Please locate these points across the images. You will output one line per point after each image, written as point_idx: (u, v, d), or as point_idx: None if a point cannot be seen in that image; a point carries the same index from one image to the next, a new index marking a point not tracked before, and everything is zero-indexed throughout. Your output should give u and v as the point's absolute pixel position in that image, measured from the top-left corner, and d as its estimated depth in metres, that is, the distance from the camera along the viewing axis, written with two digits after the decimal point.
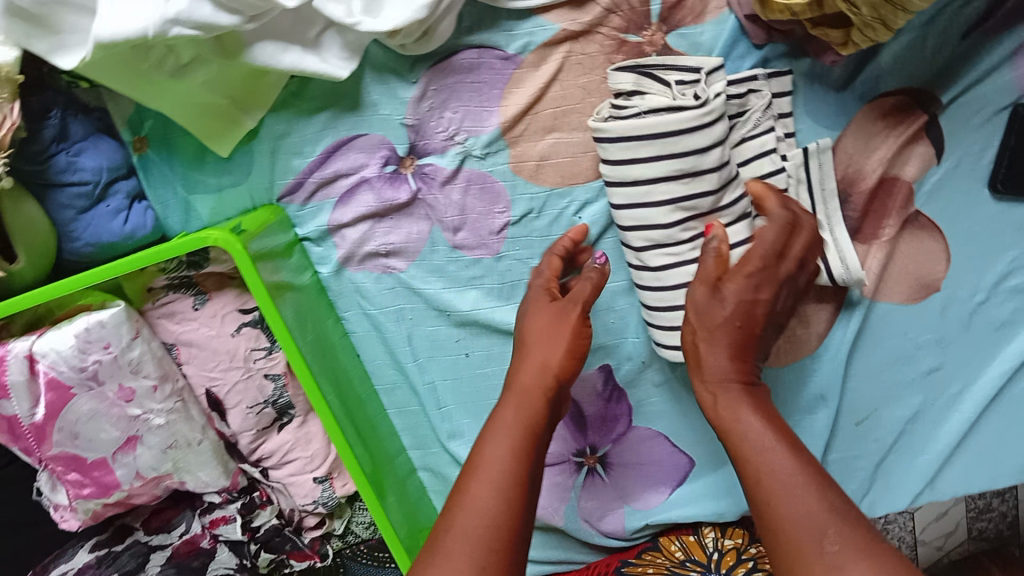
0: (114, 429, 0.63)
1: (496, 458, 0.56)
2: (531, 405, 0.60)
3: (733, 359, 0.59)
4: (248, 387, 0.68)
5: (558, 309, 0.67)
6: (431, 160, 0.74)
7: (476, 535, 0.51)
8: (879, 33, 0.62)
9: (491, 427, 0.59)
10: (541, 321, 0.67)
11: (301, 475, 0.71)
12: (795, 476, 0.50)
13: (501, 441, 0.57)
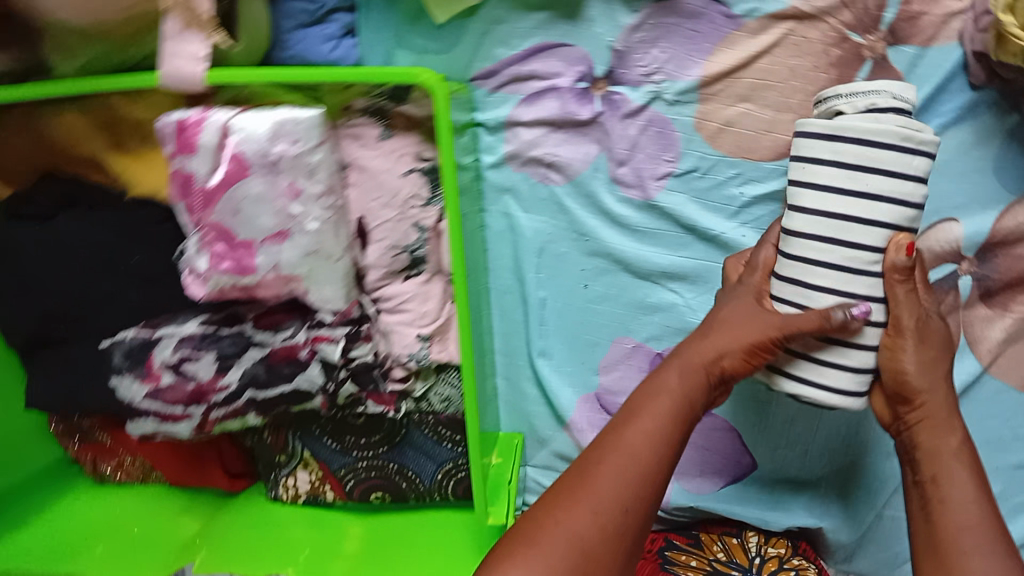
0: (272, 219, 0.68)
1: (639, 444, 0.57)
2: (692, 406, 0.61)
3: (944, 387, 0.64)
4: (397, 228, 0.71)
5: (758, 317, 0.62)
6: (622, 90, 0.76)
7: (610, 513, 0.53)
8: None
9: (642, 405, 0.60)
10: (742, 324, 0.62)
11: (407, 326, 0.75)
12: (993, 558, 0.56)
13: (649, 424, 0.58)
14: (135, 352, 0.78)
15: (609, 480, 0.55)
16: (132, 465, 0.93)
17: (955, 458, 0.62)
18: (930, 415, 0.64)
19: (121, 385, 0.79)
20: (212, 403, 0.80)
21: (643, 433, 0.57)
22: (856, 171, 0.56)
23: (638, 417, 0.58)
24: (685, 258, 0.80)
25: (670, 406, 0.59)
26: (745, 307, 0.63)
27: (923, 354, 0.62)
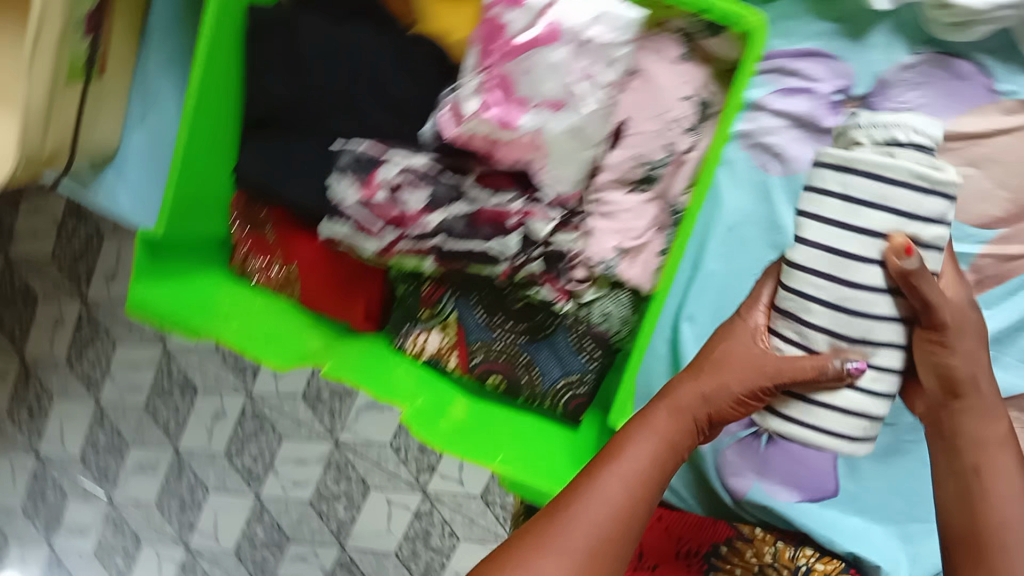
0: (557, 86, 0.75)
1: (614, 492, 0.63)
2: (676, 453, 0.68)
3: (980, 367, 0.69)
4: (653, 141, 0.77)
5: (743, 365, 0.69)
6: (871, 115, 0.83)
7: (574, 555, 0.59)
8: None
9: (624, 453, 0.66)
10: (734, 368, 0.70)
11: (610, 233, 0.81)
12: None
13: (627, 472, 0.64)
14: (360, 162, 0.84)
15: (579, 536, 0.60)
16: (276, 275, 0.98)
17: (995, 452, 0.68)
18: (975, 406, 0.69)
19: (338, 184, 0.84)
20: (406, 234, 0.85)
21: (619, 480, 0.63)
22: (859, 206, 0.63)
23: (615, 466, 0.65)
24: None
25: (648, 456, 0.66)
26: (740, 351, 0.71)
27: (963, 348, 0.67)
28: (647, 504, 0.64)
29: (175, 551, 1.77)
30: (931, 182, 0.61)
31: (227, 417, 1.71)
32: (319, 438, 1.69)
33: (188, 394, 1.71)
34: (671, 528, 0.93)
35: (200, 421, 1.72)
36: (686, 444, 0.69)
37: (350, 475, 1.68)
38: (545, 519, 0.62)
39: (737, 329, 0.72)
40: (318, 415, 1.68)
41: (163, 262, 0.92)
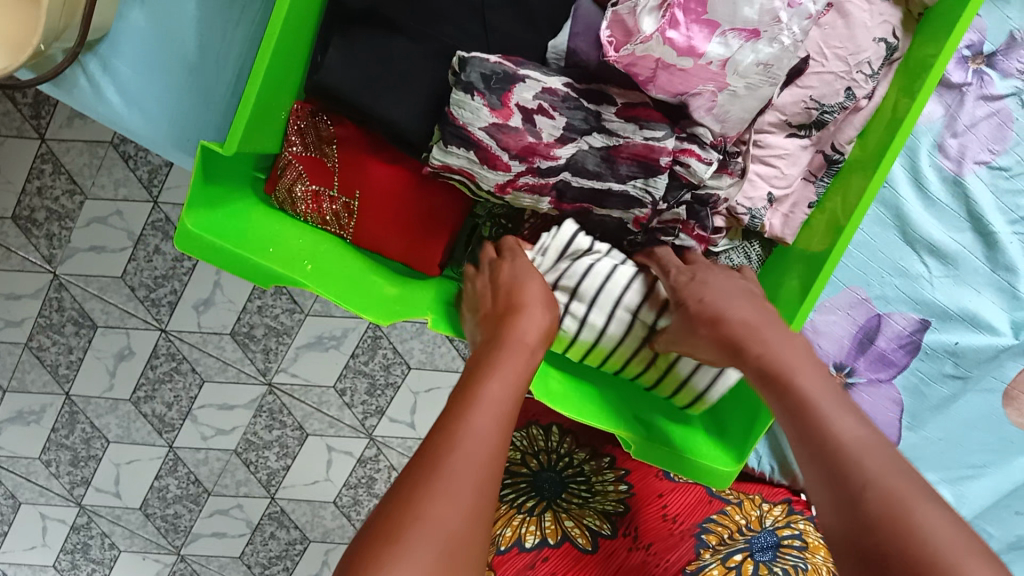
0: (757, 12, 0.66)
1: (526, 337, 0.66)
2: (554, 309, 0.72)
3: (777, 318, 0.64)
4: (832, 84, 0.72)
5: (736, 303, 0.65)
6: (993, 73, 0.86)
7: (520, 358, 0.64)
8: None
9: (526, 283, 0.71)
10: (714, 295, 0.66)
11: (762, 180, 0.76)
12: (893, 455, 0.50)
13: (536, 299, 0.70)
14: (490, 79, 0.70)
15: (508, 360, 0.63)
16: (329, 207, 0.81)
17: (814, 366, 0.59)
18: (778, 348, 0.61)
19: (466, 105, 0.70)
20: (535, 167, 0.74)
21: (530, 329, 0.67)
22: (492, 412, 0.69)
23: (529, 312, 0.69)
24: (953, 240, 0.89)
25: (540, 290, 0.72)
26: (532, 282, 0.72)
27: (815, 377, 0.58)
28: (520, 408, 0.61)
29: (67, 511, 1.34)
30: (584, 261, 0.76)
31: (136, 356, 1.28)
32: (249, 381, 1.28)
33: (84, 331, 1.27)
34: (663, 496, 0.88)
35: (99, 363, 1.28)
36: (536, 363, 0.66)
37: (286, 421, 1.28)
38: (444, 433, 0.54)
39: (511, 260, 0.75)
40: (248, 356, 1.27)
41: (217, 182, 0.72)
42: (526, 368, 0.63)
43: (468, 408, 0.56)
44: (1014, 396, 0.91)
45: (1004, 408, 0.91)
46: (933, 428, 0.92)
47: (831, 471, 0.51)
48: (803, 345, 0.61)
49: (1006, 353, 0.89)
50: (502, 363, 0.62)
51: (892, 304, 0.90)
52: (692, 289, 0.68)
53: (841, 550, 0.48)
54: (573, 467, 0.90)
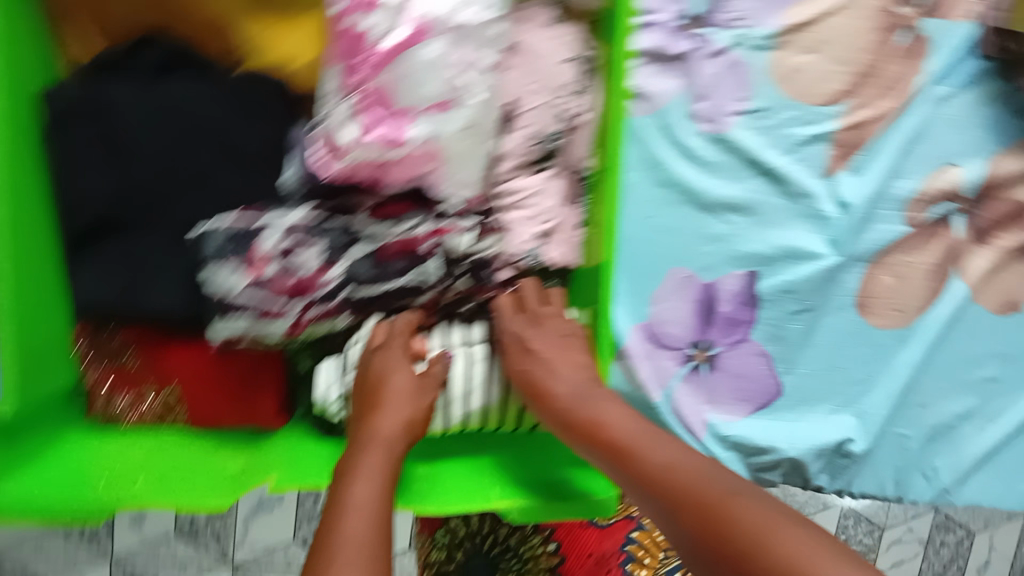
0: (438, 86, 0.68)
1: (385, 431, 0.70)
2: (424, 398, 0.75)
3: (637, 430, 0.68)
4: (544, 115, 0.74)
5: (563, 377, 0.74)
6: (711, 32, 0.86)
7: (379, 457, 0.68)
8: None
9: (389, 380, 0.74)
10: (535, 374, 0.74)
11: (527, 222, 0.77)
12: (694, 462, 0.64)
13: (402, 394, 0.73)
14: (233, 240, 0.72)
15: (371, 456, 0.68)
16: (151, 407, 0.81)
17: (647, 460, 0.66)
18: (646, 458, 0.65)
19: (216, 276, 0.71)
20: (313, 299, 0.74)
21: (390, 424, 0.71)
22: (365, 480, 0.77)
23: (385, 407, 0.72)
24: (745, 191, 0.90)
25: (410, 383, 0.74)
26: (399, 374, 0.74)
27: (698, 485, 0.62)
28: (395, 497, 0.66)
29: None
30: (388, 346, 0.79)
31: None
32: None
33: None
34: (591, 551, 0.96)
35: None
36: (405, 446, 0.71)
37: None
38: (321, 545, 0.60)
39: (371, 358, 0.76)
40: (202, 548, 1.12)
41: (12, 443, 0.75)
42: (385, 463, 0.68)
43: (340, 514, 0.62)
44: (866, 304, 0.95)
45: (863, 317, 0.95)
46: (807, 363, 0.96)
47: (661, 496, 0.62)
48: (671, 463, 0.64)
49: (838, 269, 0.92)
50: (367, 459, 0.68)
51: (719, 269, 0.93)
52: (518, 365, 0.75)
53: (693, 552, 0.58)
54: (498, 544, 0.94)
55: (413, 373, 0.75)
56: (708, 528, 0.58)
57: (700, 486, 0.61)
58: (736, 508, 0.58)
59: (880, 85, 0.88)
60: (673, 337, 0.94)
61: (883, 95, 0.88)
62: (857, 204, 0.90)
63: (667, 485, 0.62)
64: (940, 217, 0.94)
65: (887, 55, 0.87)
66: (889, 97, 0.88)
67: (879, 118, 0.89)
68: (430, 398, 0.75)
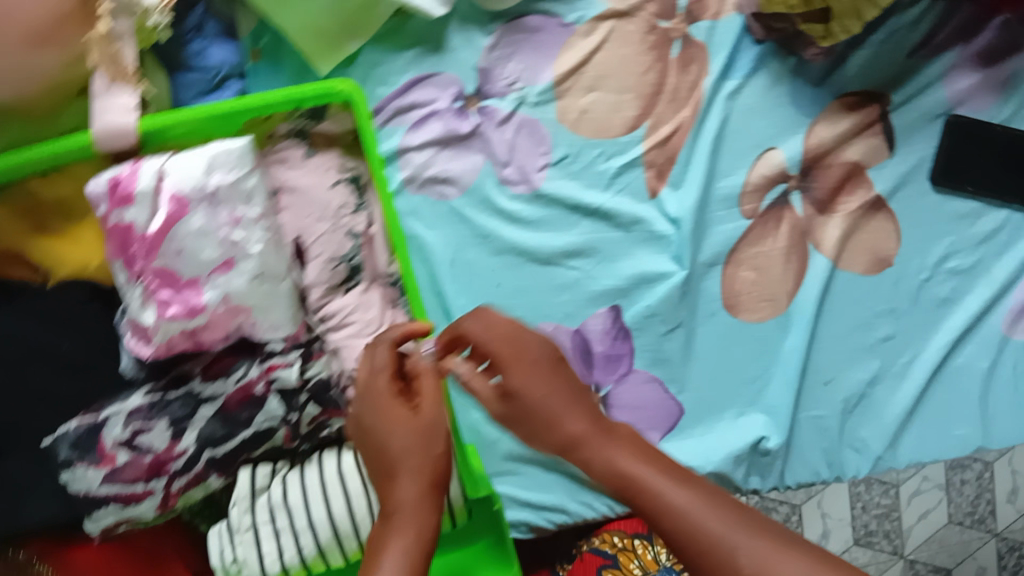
0: (215, 250, 0.72)
1: (410, 497, 0.62)
2: (437, 439, 0.65)
3: (590, 422, 0.65)
4: (332, 240, 0.77)
5: (577, 416, 0.66)
6: (492, 102, 0.89)
7: (409, 536, 0.60)
8: (851, 21, 0.83)
9: (379, 430, 0.65)
10: (552, 402, 0.66)
11: (356, 339, 0.80)
12: (717, 506, 0.56)
13: (408, 449, 0.64)
14: (80, 442, 0.76)
15: (396, 535, 0.59)
16: None
17: (621, 458, 0.62)
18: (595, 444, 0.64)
19: (73, 479, 0.75)
20: (173, 473, 0.78)
21: (413, 494, 0.62)
22: None
23: (401, 474, 0.63)
24: (579, 235, 0.93)
25: (413, 430, 0.65)
26: (399, 429, 0.65)
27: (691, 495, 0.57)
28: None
29: None
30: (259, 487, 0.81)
31: None
32: None
33: None
34: None
35: None
36: (439, 507, 0.63)
37: None
38: None
39: (362, 410, 0.67)
40: None
41: None
42: (417, 542, 0.59)
43: None
44: (734, 304, 0.96)
45: (736, 316, 0.96)
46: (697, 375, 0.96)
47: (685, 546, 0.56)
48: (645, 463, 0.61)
49: (693, 281, 0.94)
50: (388, 565, 0.58)
51: (581, 313, 0.94)
52: (532, 397, 0.66)
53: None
54: None
55: (409, 416, 0.65)
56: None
57: (732, 550, 0.53)
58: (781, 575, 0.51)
59: (668, 101, 0.91)
60: None
61: (676, 108, 0.91)
62: (686, 216, 0.92)
63: (688, 541, 0.55)
64: (778, 199, 0.94)
65: (668, 69, 0.90)
66: (683, 108, 0.91)
67: (680, 130, 0.91)
68: (441, 436, 0.65)
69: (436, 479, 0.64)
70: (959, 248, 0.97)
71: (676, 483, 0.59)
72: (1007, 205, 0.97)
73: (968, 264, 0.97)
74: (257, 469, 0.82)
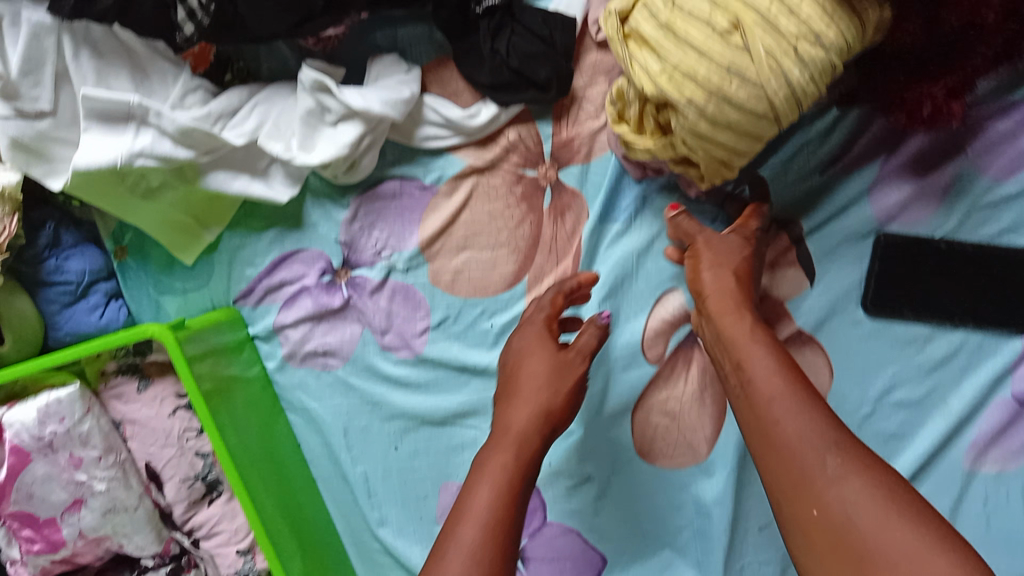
0: (64, 491, 0.74)
1: (519, 424, 0.67)
2: (562, 382, 0.71)
3: (738, 308, 0.68)
4: (181, 462, 0.77)
5: (731, 321, 0.67)
6: (362, 272, 0.86)
7: (507, 453, 0.64)
8: (724, 170, 0.72)
9: (523, 381, 0.71)
10: (717, 294, 0.70)
11: (226, 546, 0.79)
12: (818, 421, 0.55)
13: (535, 381, 0.71)
14: None
15: (499, 452, 0.64)
16: None
17: (754, 351, 0.62)
18: (739, 349, 0.64)
19: None
20: None
21: (521, 416, 0.68)
22: None
23: (518, 404, 0.69)
24: (470, 396, 0.87)
25: (546, 366, 0.73)
26: (532, 357, 0.74)
27: (797, 394, 0.58)
28: (530, 483, 0.63)
29: None
30: None
31: None
32: None
33: None
34: None
35: None
36: (547, 432, 0.68)
37: None
38: (442, 534, 0.58)
39: (513, 342, 0.77)
40: None
41: None
42: (515, 458, 0.64)
43: (450, 527, 0.58)
44: (650, 451, 0.88)
45: (652, 463, 0.89)
46: (615, 528, 0.90)
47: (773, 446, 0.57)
48: (772, 360, 0.61)
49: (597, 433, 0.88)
50: (486, 465, 0.63)
51: None
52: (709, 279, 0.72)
53: (786, 521, 0.54)
54: None
55: (550, 356, 0.73)
56: (801, 496, 0.52)
57: (820, 457, 0.53)
58: (833, 493, 0.51)
59: (547, 253, 0.84)
60: None
61: (557, 259, 0.84)
62: None
63: (784, 457, 0.55)
64: (686, 339, 0.86)
65: (543, 220, 0.83)
66: (563, 259, 0.84)
67: None
68: (573, 376, 0.73)
69: (559, 408, 0.70)
70: (902, 379, 0.85)
71: (789, 389, 0.58)
72: (960, 326, 0.83)
73: (916, 396, 0.85)
74: None
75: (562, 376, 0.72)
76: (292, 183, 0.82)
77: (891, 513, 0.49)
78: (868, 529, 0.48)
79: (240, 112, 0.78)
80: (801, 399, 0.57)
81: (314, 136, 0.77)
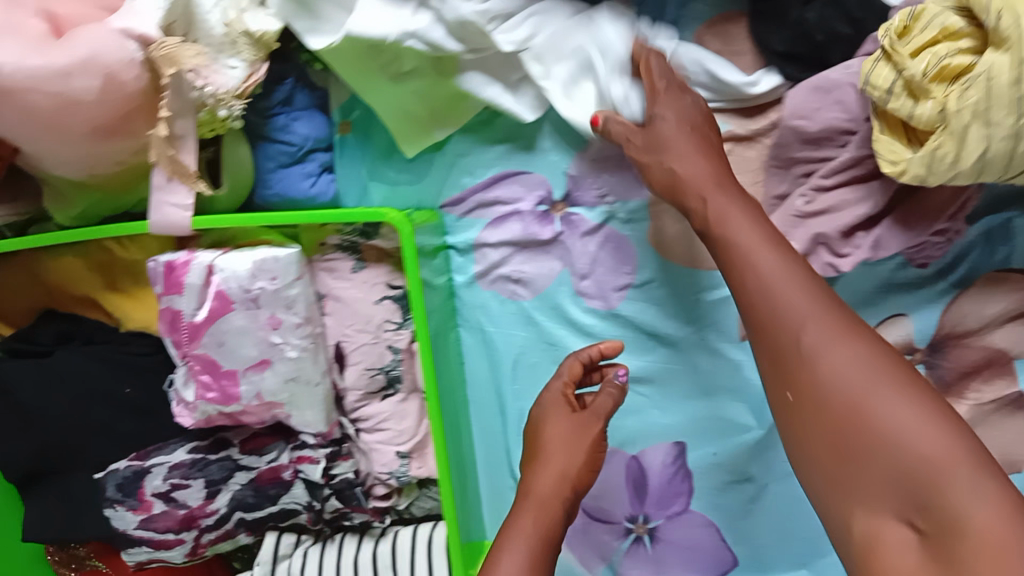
0: (254, 348, 0.73)
1: (540, 489, 0.70)
2: (580, 445, 0.73)
3: (708, 163, 0.66)
4: (371, 351, 0.75)
5: (693, 160, 0.66)
6: (580, 210, 0.83)
7: (535, 518, 0.68)
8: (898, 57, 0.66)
9: (549, 452, 0.72)
10: (695, 165, 0.66)
11: (387, 444, 0.79)
12: (808, 284, 0.56)
13: (555, 444, 0.73)
14: (124, 484, 0.82)
15: (529, 516, 0.68)
16: None
17: (722, 205, 0.63)
18: (712, 213, 0.63)
19: (115, 516, 0.82)
20: (202, 528, 0.82)
21: (545, 481, 0.71)
22: None
23: (543, 470, 0.71)
24: (650, 362, 0.85)
25: (564, 433, 0.73)
26: (553, 422, 0.74)
27: (776, 262, 0.57)
28: (552, 552, 0.67)
29: None
30: (268, 560, 0.84)
31: None
32: None
33: None
34: None
35: None
36: (569, 502, 0.71)
37: None
38: None
39: (538, 405, 0.77)
40: None
41: None
42: (542, 523, 0.67)
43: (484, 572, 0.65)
44: None
45: None
46: (753, 533, 0.87)
47: (798, 358, 0.54)
48: (754, 227, 0.60)
49: (770, 438, 0.84)
50: (514, 531, 0.67)
51: (641, 441, 0.88)
52: (666, 130, 0.68)
53: (812, 451, 0.52)
54: None
55: (569, 417, 0.74)
56: (820, 416, 0.51)
57: (801, 326, 0.54)
58: (881, 417, 0.49)
59: None
60: (607, 510, 0.89)
61: None
62: None
63: (763, 323, 0.56)
64: None
65: None
66: None
67: None
68: (592, 436, 0.73)
69: (577, 479, 0.72)
70: None
71: (774, 256, 0.57)
72: None
73: None
74: (278, 538, 0.85)
75: (583, 441, 0.73)
76: (540, 104, 0.78)
77: (931, 423, 0.48)
78: (926, 454, 0.47)
79: (513, 18, 0.74)
80: (810, 297, 0.55)
81: (578, 83, 0.76)
